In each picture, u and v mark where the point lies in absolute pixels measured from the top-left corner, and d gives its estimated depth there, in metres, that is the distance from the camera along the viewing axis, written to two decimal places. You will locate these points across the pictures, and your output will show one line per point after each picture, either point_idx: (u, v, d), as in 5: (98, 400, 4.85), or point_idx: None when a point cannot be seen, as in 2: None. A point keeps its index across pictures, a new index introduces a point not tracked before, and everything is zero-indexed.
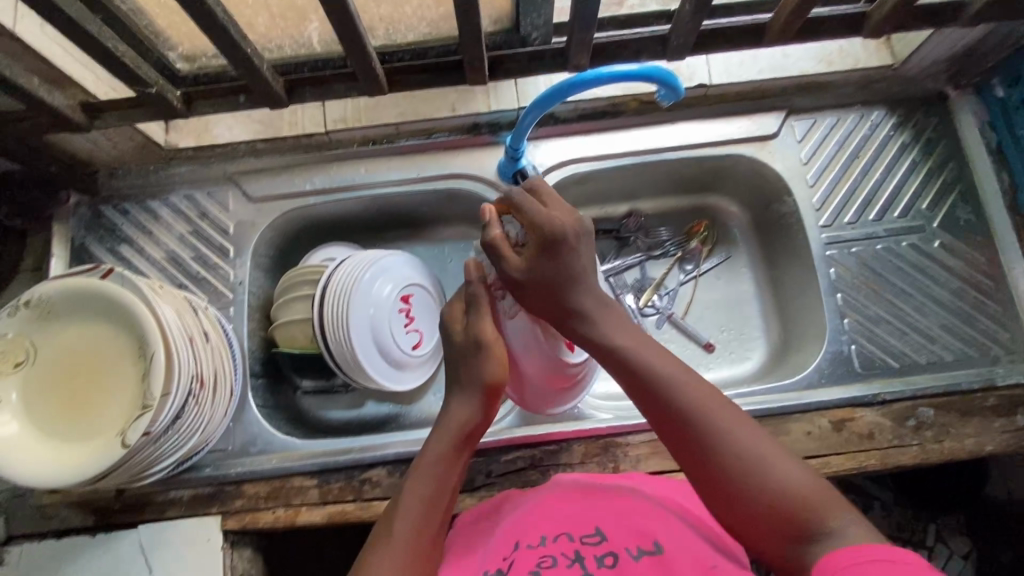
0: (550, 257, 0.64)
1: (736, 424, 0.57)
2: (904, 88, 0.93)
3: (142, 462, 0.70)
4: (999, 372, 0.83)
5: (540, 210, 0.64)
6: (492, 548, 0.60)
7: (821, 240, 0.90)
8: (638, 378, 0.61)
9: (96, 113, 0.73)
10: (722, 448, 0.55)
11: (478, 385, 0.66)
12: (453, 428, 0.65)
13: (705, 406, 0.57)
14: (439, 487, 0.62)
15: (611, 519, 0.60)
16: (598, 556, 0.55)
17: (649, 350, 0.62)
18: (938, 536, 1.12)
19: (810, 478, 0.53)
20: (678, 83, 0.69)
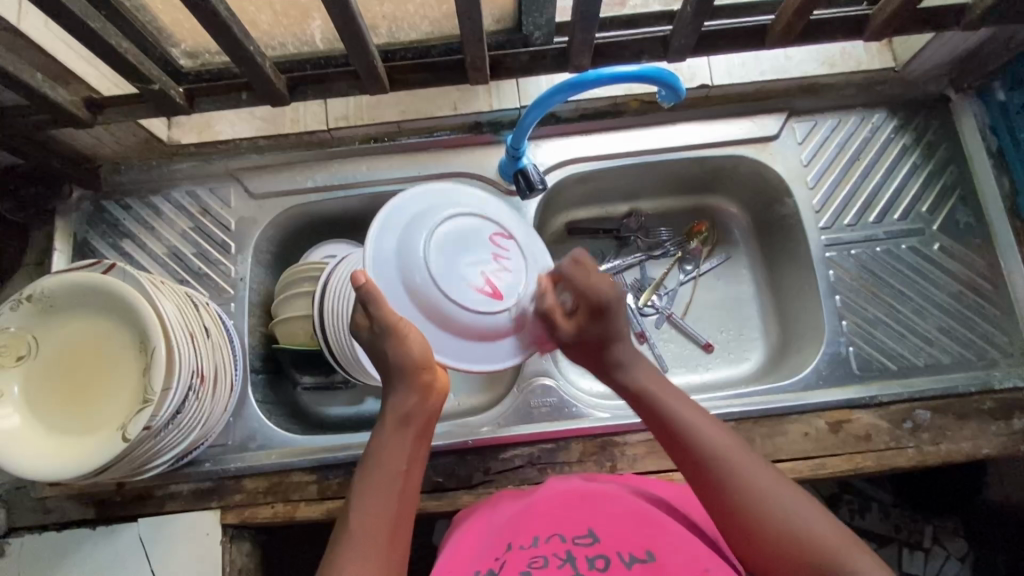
0: (599, 322, 0.69)
1: (759, 472, 0.60)
2: (905, 91, 0.93)
3: (143, 455, 0.71)
4: (996, 375, 0.83)
5: (586, 279, 0.69)
6: (486, 549, 0.60)
7: (821, 242, 0.90)
8: (667, 425, 0.65)
9: (100, 109, 0.73)
10: (745, 496, 0.58)
11: (400, 371, 0.64)
12: (393, 415, 0.64)
13: (728, 453, 0.61)
14: (389, 474, 0.62)
15: (604, 520, 0.59)
16: (589, 558, 0.55)
17: (678, 398, 0.67)
18: (934, 538, 1.13)
19: (829, 523, 0.56)
20: (678, 84, 0.69)
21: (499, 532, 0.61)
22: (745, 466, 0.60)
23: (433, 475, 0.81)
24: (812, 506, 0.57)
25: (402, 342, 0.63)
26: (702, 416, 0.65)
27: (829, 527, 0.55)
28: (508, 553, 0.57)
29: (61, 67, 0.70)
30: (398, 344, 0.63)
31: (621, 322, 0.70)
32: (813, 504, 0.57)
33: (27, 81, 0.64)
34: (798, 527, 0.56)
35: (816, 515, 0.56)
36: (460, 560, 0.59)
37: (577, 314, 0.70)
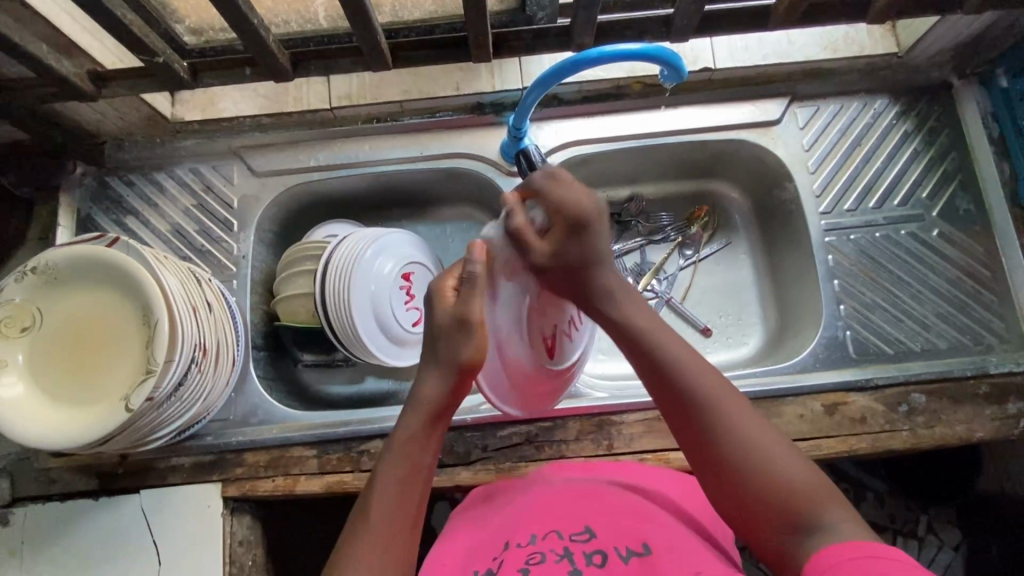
0: (574, 240, 0.62)
1: (743, 418, 0.58)
2: (908, 76, 0.93)
3: (145, 427, 0.72)
4: (992, 360, 0.83)
5: (564, 192, 0.63)
6: (484, 546, 0.61)
7: (820, 226, 0.90)
8: (649, 358, 0.61)
9: (104, 83, 0.74)
10: (727, 442, 0.57)
11: (455, 363, 0.61)
12: (425, 406, 0.61)
13: (711, 395, 0.59)
14: (408, 467, 0.60)
15: (602, 518, 0.60)
16: (587, 554, 0.56)
17: (663, 332, 0.62)
18: (929, 527, 1.14)
19: (811, 476, 0.55)
20: (681, 64, 0.69)
21: (496, 530, 0.63)
22: (730, 411, 0.58)
23: None
24: (795, 457, 0.57)
25: (470, 338, 0.60)
26: (686, 352, 0.62)
27: (811, 479, 0.55)
28: (506, 552, 0.58)
29: (66, 40, 0.70)
30: (464, 337, 0.60)
31: (602, 271, 0.63)
32: (796, 455, 0.57)
33: (33, 52, 0.64)
34: (777, 476, 0.55)
35: (797, 467, 0.56)
36: (457, 562, 0.60)
37: (551, 232, 0.63)
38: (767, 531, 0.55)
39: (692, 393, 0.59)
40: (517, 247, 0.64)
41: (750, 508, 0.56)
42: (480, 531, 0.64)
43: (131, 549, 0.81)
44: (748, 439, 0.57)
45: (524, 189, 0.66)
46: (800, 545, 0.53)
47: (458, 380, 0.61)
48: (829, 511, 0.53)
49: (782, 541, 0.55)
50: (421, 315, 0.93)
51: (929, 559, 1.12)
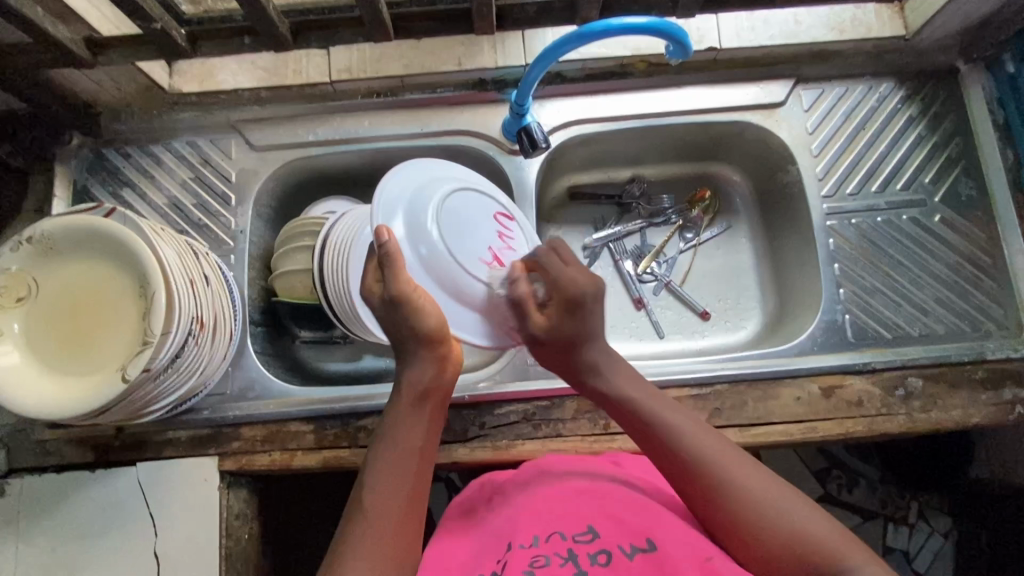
0: (572, 316, 0.65)
1: (751, 473, 0.59)
2: (915, 60, 0.92)
3: (141, 398, 0.72)
4: (989, 346, 0.84)
5: (563, 270, 0.66)
6: (487, 551, 0.61)
7: (822, 210, 0.90)
8: (647, 426, 0.64)
9: (100, 50, 0.72)
10: (734, 492, 0.58)
11: (427, 346, 0.62)
12: (407, 391, 0.63)
13: (711, 453, 0.60)
14: (397, 450, 0.61)
15: (604, 516, 0.60)
16: (591, 555, 0.56)
17: (660, 403, 0.65)
18: (920, 514, 1.14)
19: (826, 522, 0.55)
20: (687, 40, 0.69)
21: (498, 531, 0.62)
22: (736, 468, 0.59)
23: None
24: (808, 506, 0.56)
25: (416, 312, 0.61)
26: (685, 418, 0.64)
27: (826, 526, 0.55)
28: (508, 554, 0.58)
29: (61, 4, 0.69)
30: (413, 313, 0.61)
31: (593, 351, 0.67)
32: (807, 503, 0.57)
33: (27, 15, 0.63)
34: (791, 522, 0.55)
35: (810, 513, 0.56)
36: (461, 566, 0.60)
37: (549, 308, 0.66)
38: None
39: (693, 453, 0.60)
40: (518, 317, 0.67)
41: (762, 553, 0.55)
42: (482, 533, 0.64)
43: (128, 521, 0.81)
44: (758, 489, 0.57)
45: (529, 263, 0.69)
46: None
47: (437, 364, 0.63)
48: (854, 554, 0.52)
49: None
50: None
51: (918, 545, 1.13)
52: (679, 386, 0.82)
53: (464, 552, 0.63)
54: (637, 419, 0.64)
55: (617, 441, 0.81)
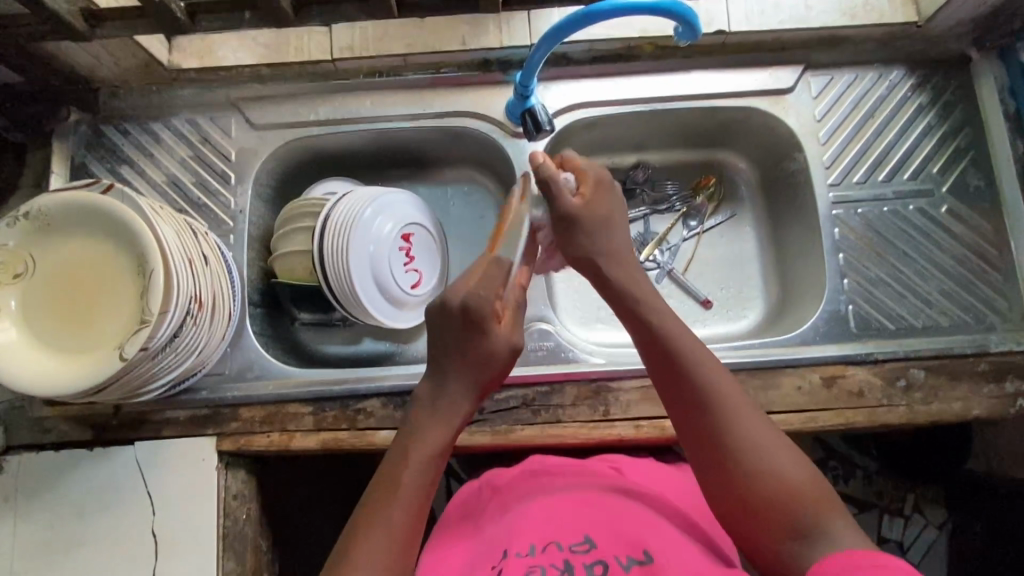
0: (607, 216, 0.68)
1: (744, 408, 0.60)
2: (926, 48, 0.90)
3: (139, 377, 0.71)
4: (993, 338, 0.83)
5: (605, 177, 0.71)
6: (484, 559, 0.61)
7: (828, 199, 0.89)
8: (651, 340, 0.63)
9: (98, 22, 0.71)
10: (721, 420, 0.59)
11: (485, 385, 0.64)
12: (453, 419, 0.62)
13: (711, 380, 0.61)
14: (425, 472, 0.60)
15: (601, 526, 0.61)
16: (587, 565, 0.57)
17: (681, 329, 0.64)
18: (915, 506, 1.15)
19: (807, 473, 0.56)
20: (696, 21, 0.67)
21: (495, 539, 0.63)
22: (731, 398, 0.60)
23: None
24: (788, 448, 0.58)
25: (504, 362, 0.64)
26: (693, 342, 0.63)
27: (800, 470, 0.56)
28: (504, 562, 0.59)
29: None
30: (500, 367, 0.64)
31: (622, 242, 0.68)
32: (789, 447, 0.58)
33: None
34: (767, 460, 0.57)
35: (787, 456, 0.57)
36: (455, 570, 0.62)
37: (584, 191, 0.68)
38: (769, 535, 0.55)
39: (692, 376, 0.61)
40: (556, 189, 0.67)
41: (728, 480, 0.58)
42: (479, 538, 0.65)
43: (125, 500, 0.81)
44: (741, 426, 0.58)
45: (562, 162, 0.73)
46: (795, 548, 0.54)
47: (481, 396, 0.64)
48: (829, 516, 0.54)
49: (783, 548, 0.55)
50: (421, 277, 0.92)
51: (913, 537, 1.14)
52: None
53: (460, 554, 0.64)
54: (643, 331, 0.64)
55: (617, 427, 0.80)
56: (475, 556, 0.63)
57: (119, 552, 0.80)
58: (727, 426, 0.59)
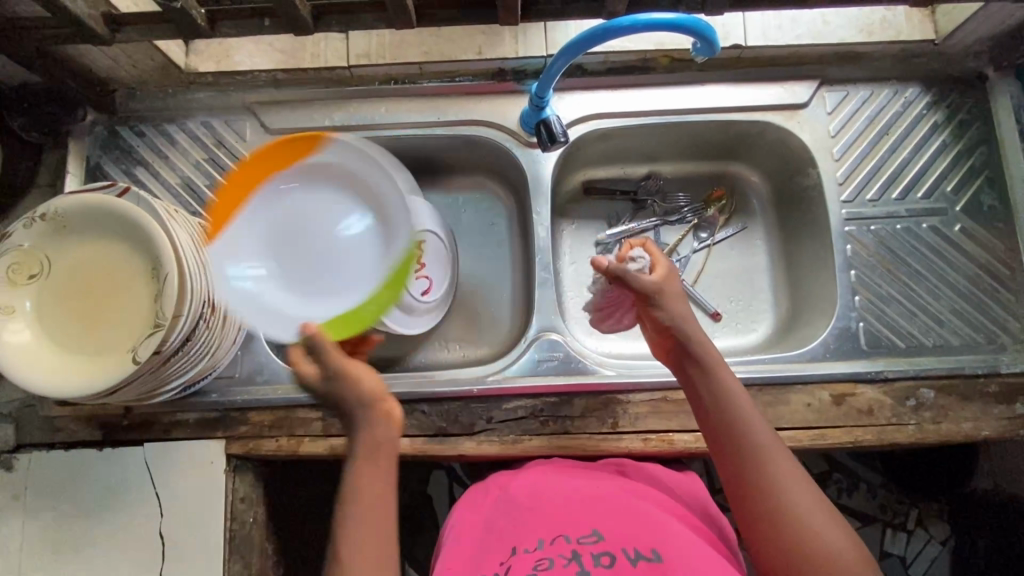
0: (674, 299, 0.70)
1: (798, 480, 0.61)
2: (943, 66, 0.90)
3: (153, 379, 0.72)
4: (1004, 359, 0.83)
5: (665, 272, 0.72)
6: (490, 556, 0.63)
7: (841, 215, 0.89)
8: (713, 406, 0.66)
9: (118, 27, 0.71)
10: (776, 488, 0.61)
11: (363, 404, 0.63)
12: (363, 448, 0.63)
13: (767, 450, 0.63)
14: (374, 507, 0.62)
15: (608, 522, 0.63)
16: (595, 556, 0.59)
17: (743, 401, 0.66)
18: (919, 520, 1.14)
19: (850, 546, 0.58)
20: (715, 37, 0.67)
21: (502, 532, 0.66)
22: (782, 470, 0.62)
23: (436, 420, 0.82)
24: (838, 524, 0.59)
25: (349, 379, 0.63)
26: (755, 413, 0.65)
27: (848, 546, 0.58)
28: (514, 558, 0.61)
29: None
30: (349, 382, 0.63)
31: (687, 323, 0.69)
32: (838, 521, 0.59)
33: None
34: (818, 533, 0.58)
35: (836, 531, 0.59)
36: (464, 562, 0.64)
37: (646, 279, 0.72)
38: None
39: (748, 444, 0.63)
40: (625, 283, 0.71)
41: (779, 548, 0.59)
42: (485, 533, 0.67)
43: (134, 501, 0.81)
44: (792, 497, 0.60)
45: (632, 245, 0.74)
46: None
47: (380, 410, 0.63)
48: None
49: None
50: (431, 284, 0.92)
51: (916, 552, 1.13)
52: None
53: (467, 552, 0.66)
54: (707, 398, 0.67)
55: (624, 440, 0.81)
56: (483, 548, 0.66)
57: (126, 552, 0.80)
58: (780, 494, 0.60)
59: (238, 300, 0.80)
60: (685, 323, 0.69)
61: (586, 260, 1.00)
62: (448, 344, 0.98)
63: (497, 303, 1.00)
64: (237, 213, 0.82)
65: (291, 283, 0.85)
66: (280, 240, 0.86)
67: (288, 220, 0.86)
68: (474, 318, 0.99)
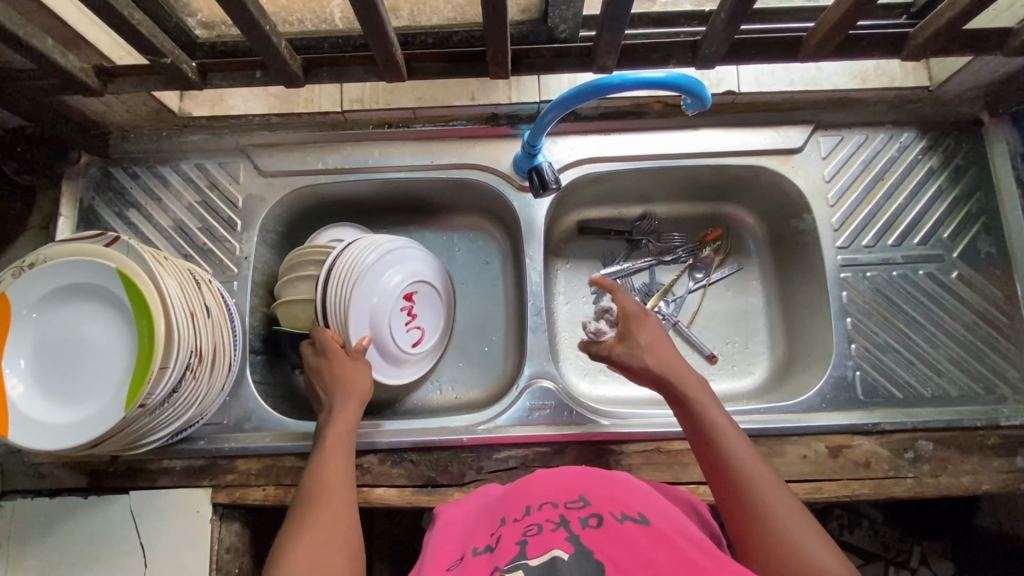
0: (659, 343, 0.74)
1: (778, 495, 0.59)
2: (938, 111, 0.90)
3: (136, 432, 0.71)
4: (1003, 411, 0.81)
5: (649, 323, 0.76)
6: (478, 535, 0.58)
7: (836, 261, 0.88)
8: (698, 433, 0.66)
9: (111, 78, 0.72)
10: (758, 503, 0.59)
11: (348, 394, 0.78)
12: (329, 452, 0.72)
13: (749, 469, 0.62)
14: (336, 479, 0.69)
15: (593, 491, 0.57)
16: (583, 518, 0.53)
17: (725, 424, 0.66)
18: (922, 558, 1.10)
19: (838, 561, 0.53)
20: (705, 93, 0.67)
21: (493, 515, 0.60)
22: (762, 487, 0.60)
23: (426, 470, 0.81)
24: (824, 540, 0.55)
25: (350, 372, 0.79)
26: (740, 440, 0.65)
27: (833, 559, 0.53)
28: (503, 528, 0.55)
29: (74, 33, 0.68)
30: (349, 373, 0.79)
31: (675, 365, 0.71)
32: (824, 538, 0.55)
33: (36, 46, 0.62)
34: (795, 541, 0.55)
35: (824, 549, 0.54)
36: (453, 544, 0.58)
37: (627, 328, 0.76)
38: None
39: (734, 466, 0.62)
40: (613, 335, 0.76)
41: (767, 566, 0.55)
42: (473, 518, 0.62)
43: (118, 550, 0.80)
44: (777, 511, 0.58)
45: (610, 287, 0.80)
46: None
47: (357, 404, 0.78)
48: None
49: None
50: (421, 335, 0.92)
51: None
52: (683, 438, 0.81)
53: (456, 535, 0.61)
54: (692, 423, 0.67)
55: None
56: (473, 532, 0.60)
57: None
58: (769, 511, 0.58)
59: (19, 408, 0.69)
60: (663, 363, 0.72)
61: (580, 301, 0.99)
62: (441, 385, 0.97)
63: (490, 345, 0.98)
64: (11, 320, 0.69)
65: (103, 379, 0.70)
66: (83, 334, 0.71)
67: (52, 327, 0.71)
68: (467, 359, 0.98)
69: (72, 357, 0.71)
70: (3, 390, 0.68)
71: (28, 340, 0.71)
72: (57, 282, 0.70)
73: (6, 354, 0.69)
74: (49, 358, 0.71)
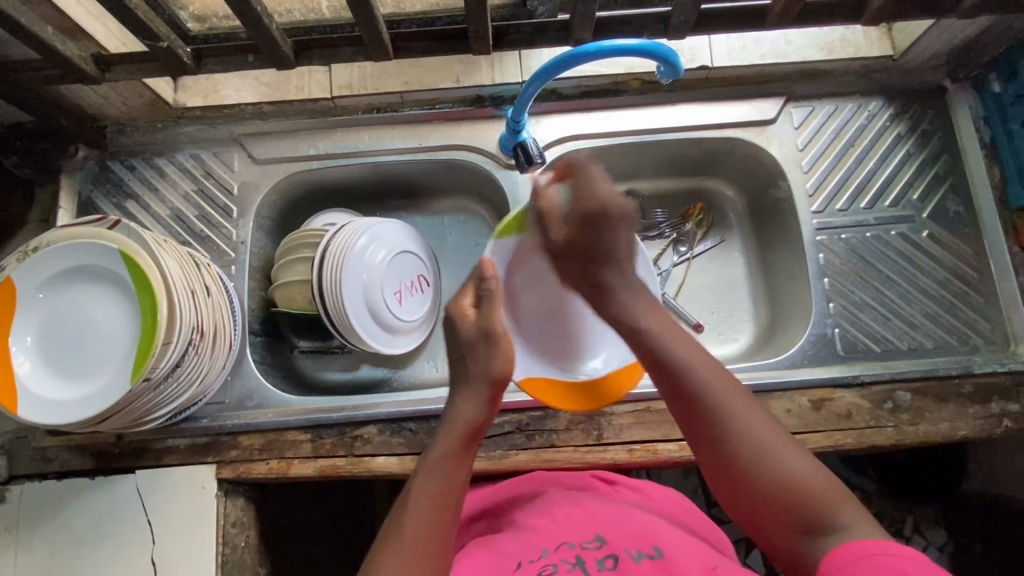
0: (587, 230, 0.71)
1: (747, 412, 0.61)
2: (903, 79, 0.94)
3: (141, 409, 0.73)
4: (976, 360, 0.85)
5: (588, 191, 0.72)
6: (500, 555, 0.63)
7: (813, 225, 0.92)
8: (657, 359, 0.65)
9: (107, 66, 0.75)
10: (723, 414, 0.61)
11: (483, 380, 0.68)
12: (462, 425, 0.66)
13: (709, 376, 0.62)
14: (453, 482, 0.63)
15: (610, 527, 0.64)
16: (599, 560, 0.59)
17: (676, 336, 0.66)
18: (915, 527, 1.11)
19: (818, 472, 0.58)
20: (678, 61, 0.71)
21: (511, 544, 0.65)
22: (723, 403, 0.61)
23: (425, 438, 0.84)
24: (795, 449, 0.59)
25: (496, 352, 0.69)
26: (708, 362, 0.64)
27: (812, 469, 0.58)
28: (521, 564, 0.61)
29: (72, 23, 0.71)
30: (490, 351, 0.69)
31: (613, 264, 0.71)
32: (802, 451, 0.59)
33: (36, 32, 0.65)
34: (768, 458, 0.58)
35: (798, 458, 0.58)
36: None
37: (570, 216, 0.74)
38: (780, 531, 0.58)
39: (692, 376, 0.62)
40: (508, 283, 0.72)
41: (742, 483, 0.59)
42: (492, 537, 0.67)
43: (126, 529, 0.82)
44: (756, 429, 0.60)
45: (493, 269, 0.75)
46: (811, 544, 0.55)
47: (490, 395, 0.68)
48: (842, 508, 0.55)
49: (797, 542, 0.57)
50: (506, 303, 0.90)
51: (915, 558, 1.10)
52: None
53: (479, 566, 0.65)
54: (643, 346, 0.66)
55: (610, 451, 0.82)
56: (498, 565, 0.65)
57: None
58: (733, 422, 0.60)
59: (26, 385, 0.71)
60: (623, 271, 0.71)
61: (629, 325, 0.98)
62: (436, 363, 1.00)
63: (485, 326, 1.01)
64: (18, 301, 0.72)
65: (109, 357, 0.72)
66: (88, 315, 0.74)
67: (56, 308, 0.73)
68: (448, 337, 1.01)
69: (84, 353, 0.73)
70: (11, 368, 0.71)
71: (34, 321, 0.73)
72: (62, 264, 0.73)
73: (13, 333, 0.72)
74: (56, 340, 0.73)
